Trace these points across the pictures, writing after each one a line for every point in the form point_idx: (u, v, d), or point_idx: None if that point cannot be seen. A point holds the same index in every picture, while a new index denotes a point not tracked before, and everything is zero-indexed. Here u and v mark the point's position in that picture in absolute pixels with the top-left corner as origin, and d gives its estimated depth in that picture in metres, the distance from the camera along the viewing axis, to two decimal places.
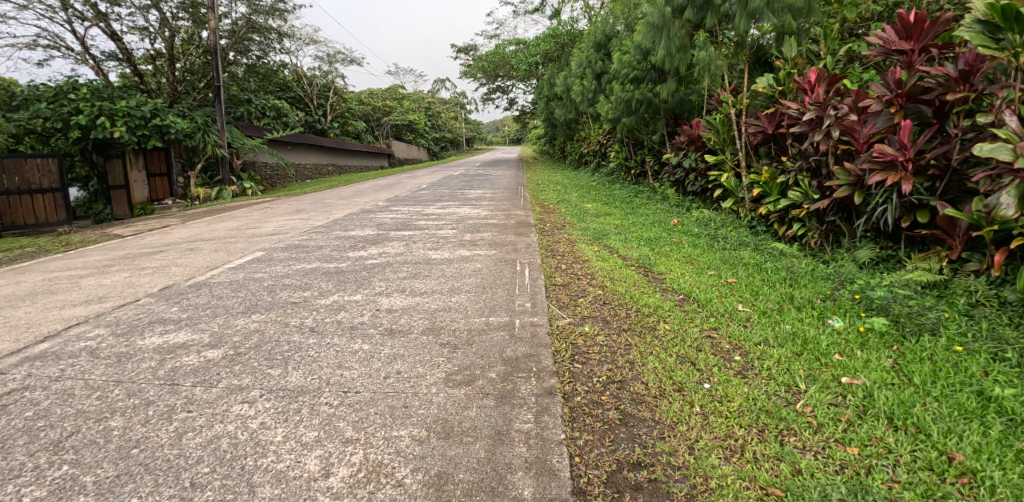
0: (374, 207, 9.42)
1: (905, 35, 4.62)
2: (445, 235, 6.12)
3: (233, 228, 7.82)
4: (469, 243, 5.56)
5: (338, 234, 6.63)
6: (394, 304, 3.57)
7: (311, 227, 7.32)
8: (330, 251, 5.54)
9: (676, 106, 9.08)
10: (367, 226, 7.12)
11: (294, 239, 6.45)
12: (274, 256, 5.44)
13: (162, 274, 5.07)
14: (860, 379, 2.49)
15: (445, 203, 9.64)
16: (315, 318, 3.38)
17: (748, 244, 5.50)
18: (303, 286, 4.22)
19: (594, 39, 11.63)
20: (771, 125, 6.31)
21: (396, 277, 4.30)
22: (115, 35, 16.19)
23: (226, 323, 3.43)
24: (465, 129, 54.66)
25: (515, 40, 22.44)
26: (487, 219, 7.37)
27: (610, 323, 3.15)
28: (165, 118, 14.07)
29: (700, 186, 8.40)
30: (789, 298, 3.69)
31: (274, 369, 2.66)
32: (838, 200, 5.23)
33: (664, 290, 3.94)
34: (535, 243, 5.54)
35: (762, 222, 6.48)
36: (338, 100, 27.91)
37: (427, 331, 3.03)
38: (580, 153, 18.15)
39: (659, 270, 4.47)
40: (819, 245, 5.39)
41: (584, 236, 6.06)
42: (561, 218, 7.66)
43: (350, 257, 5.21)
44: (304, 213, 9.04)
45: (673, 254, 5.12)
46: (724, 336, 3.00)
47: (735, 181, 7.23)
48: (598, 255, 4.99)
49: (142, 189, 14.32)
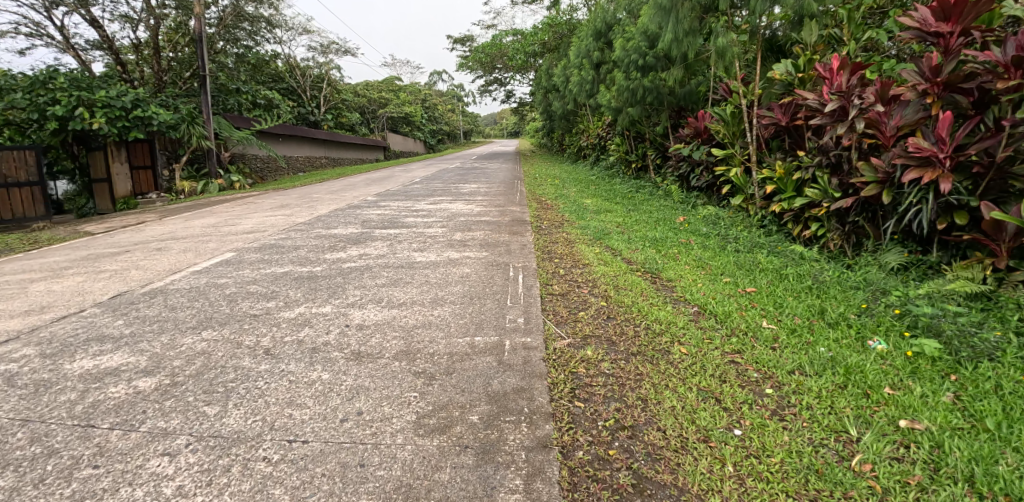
0: (362, 202, 8.92)
1: (943, 17, 4.16)
2: (433, 234, 5.64)
3: (210, 225, 7.32)
4: (459, 244, 5.08)
5: (319, 232, 6.14)
6: (366, 319, 3.10)
7: (292, 224, 6.83)
8: (307, 253, 5.06)
9: (683, 97, 8.67)
10: (352, 223, 6.64)
11: (270, 237, 5.96)
12: (245, 258, 4.96)
13: (119, 279, 4.58)
14: (921, 424, 2.07)
15: (437, 198, 9.17)
16: (272, 337, 2.90)
17: (764, 246, 5.06)
18: (269, 294, 3.74)
19: (594, 27, 11.11)
20: (785, 117, 5.85)
21: (374, 283, 3.83)
22: (98, 24, 15.57)
23: (172, 342, 2.96)
24: (462, 122, 53.95)
25: (511, 31, 21.94)
26: (480, 216, 6.89)
27: (615, 344, 2.69)
28: (147, 109, 13.52)
29: (706, 181, 7.98)
30: (817, 312, 3.26)
31: (210, 407, 2.20)
32: (863, 199, 4.80)
33: (674, 301, 3.50)
34: (530, 244, 5.07)
35: (775, 221, 6.05)
36: (332, 91, 27.31)
37: (401, 356, 2.55)
38: (579, 146, 17.70)
39: (667, 276, 4.03)
40: (840, 248, 4.99)
41: (583, 236, 5.60)
42: (558, 214, 7.21)
43: (327, 259, 4.73)
44: (287, 209, 8.56)
45: (681, 256, 4.67)
46: (749, 362, 2.58)
47: (744, 176, 6.80)
48: (598, 258, 4.55)
49: (126, 182, 13.93)
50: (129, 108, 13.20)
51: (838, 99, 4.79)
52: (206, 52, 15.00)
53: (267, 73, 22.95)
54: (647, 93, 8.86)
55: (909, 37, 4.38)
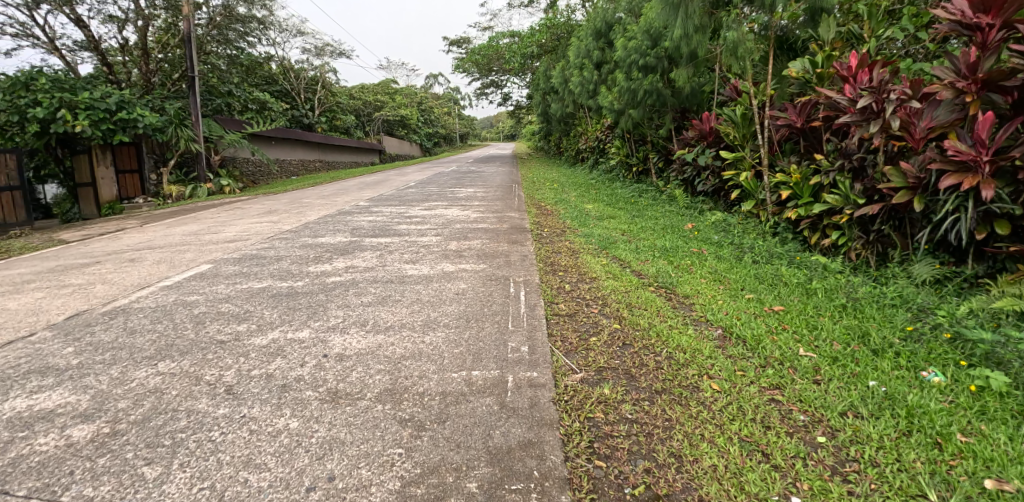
0: (354, 208, 8.52)
1: (982, 9, 3.81)
2: (427, 244, 5.25)
3: (191, 233, 6.90)
4: (455, 255, 4.68)
5: (305, 241, 5.75)
6: (347, 348, 2.70)
7: (278, 232, 6.44)
8: (289, 264, 4.66)
9: (687, 99, 8.34)
10: (340, 232, 6.24)
11: (252, 247, 5.56)
12: (222, 271, 4.55)
13: (81, 296, 4.16)
14: (1011, 485, 1.73)
15: (432, 203, 8.78)
16: (238, 371, 2.51)
17: (783, 256, 4.71)
18: (242, 315, 3.34)
19: (594, 26, 10.77)
20: (800, 118, 5.52)
21: (359, 302, 3.43)
22: (84, 24, 15.12)
23: (122, 377, 2.56)
24: (459, 125, 53.71)
25: (509, 32, 21.62)
26: (477, 223, 6.51)
27: (635, 379, 2.32)
28: (133, 111, 13.08)
29: (712, 186, 7.63)
30: (857, 336, 2.91)
31: (151, 467, 1.81)
32: (890, 206, 4.47)
33: (695, 321, 3.13)
34: (531, 255, 4.68)
35: (790, 228, 5.71)
36: (327, 94, 26.89)
37: (384, 397, 2.16)
38: (577, 149, 17.38)
39: (683, 292, 3.67)
40: (864, 258, 4.66)
41: (587, 245, 5.23)
42: (559, 221, 6.83)
43: (310, 272, 4.33)
44: (275, 215, 8.15)
45: (695, 268, 4.31)
46: (792, 401, 2.24)
47: (755, 181, 6.46)
48: (605, 270, 4.19)
49: (111, 187, 13.51)
50: (113, 110, 12.77)
51: (865, 96, 4.45)
52: (194, 52, 14.59)
53: (259, 75, 22.52)
54: (649, 94, 8.51)
55: (944, 30, 4.04)
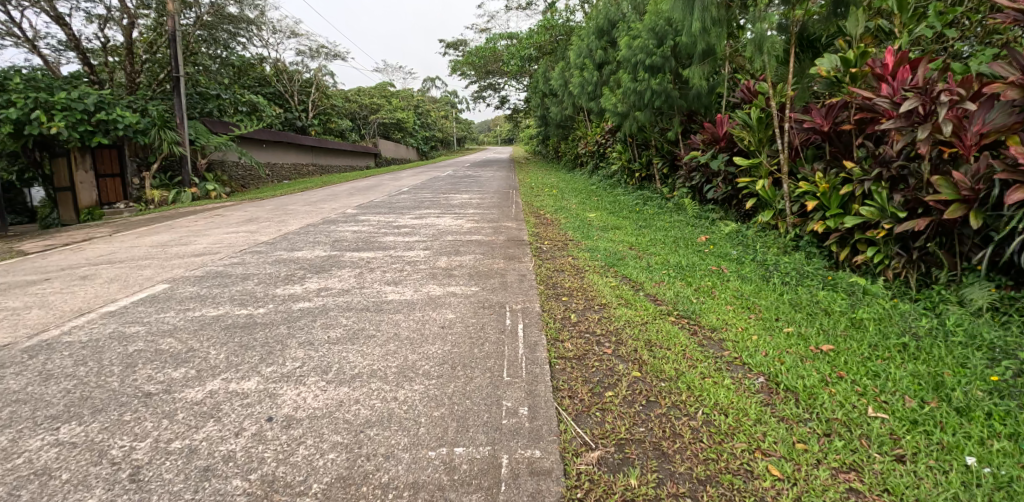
0: (339, 216, 7.95)
1: None
2: (413, 259, 4.70)
3: (159, 244, 6.33)
4: (443, 274, 4.12)
5: (279, 255, 5.19)
6: (298, 407, 2.14)
7: (252, 244, 5.87)
8: (255, 284, 4.09)
9: (695, 100, 7.84)
10: (320, 244, 5.67)
11: (219, 262, 4.99)
12: (178, 293, 3.99)
13: (10, 323, 3.59)
14: None
15: (424, 211, 8.23)
16: (157, 446, 1.95)
17: (815, 276, 4.18)
18: (182, 354, 2.78)
19: (595, 25, 10.23)
20: (826, 121, 5.01)
21: (324, 338, 2.85)
22: (65, 22, 14.55)
23: (8, 449, 2.00)
24: (455, 129, 53.25)
25: (506, 34, 21.17)
26: (470, 235, 5.96)
27: (670, 462, 1.78)
28: (112, 112, 12.48)
29: (723, 194, 7.09)
30: (931, 390, 2.38)
31: None
32: (937, 221, 3.97)
33: (729, 365, 2.60)
34: (529, 274, 4.12)
35: (816, 242, 5.19)
36: (321, 96, 26.34)
37: (335, 495, 1.61)
38: (576, 153, 16.89)
39: (710, 324, 3.12)
40: (906, 279, 4.15)
41: (593, 261, 4.66)
42: (559, 232, 6.27)
43: (276, 295, 3.77)
44: (254, 224, 7.58)
45: (719, 292, 3.76)
46: (878, 491, 1.70)
47: (773, 190, 5.93)
48: (616, 293, 3.63)
49: (90, 191, 12.94)
50: (92, 111, 12.18)
51: (908, 98, 3.91)
52: (180, 52, 14.05)
53: (251, 76, 21.97)
54: (655, 95, 8.00)
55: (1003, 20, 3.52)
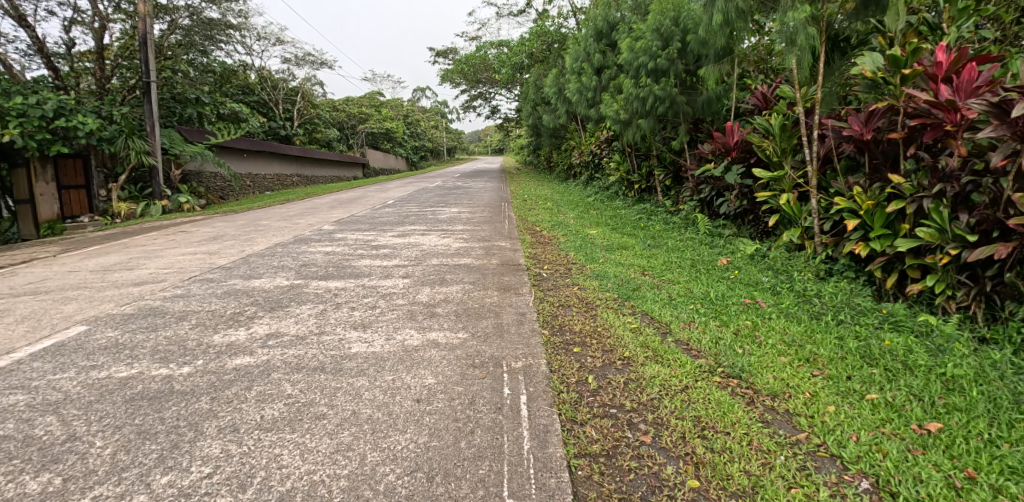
0: (314, 234, 7.17)
1: None
2: (390, 291, 3.95)
3: (102, 269, 5.52)
4: (424, 314, 3.36)
5: (234, 285, 4.41)
6: None
7: (207, 270, 5.08)
8: (190, 329, 3.32)
9: (704, 107, 7.19)
10: (283, 270, 4.89)
11: (159, 295, 4.20)
12: (91, 342, 3.20)
13: None
14: None
15: (408, 228, 7.46)
16: None
17: (871, 311, 3.50)
18: (54, 450, 2.01)
19: (593, 27, 9.56)
20: (867, 130, 4.35)
21: (255, 421, 2.09)
22: (28, 24, 13.68)
23: None
24: (445, 139, 52.55)
25: (496, 43, 20.54)
26: (459, 258, 5.21)
27: None
28: (73, 118, 11.60)
29: (737, 209, 6.40)
30: None
31: None
32: (1019, 248, 3.33)
33: (814, 458, 1.92)
34: (530, 312, 3.37)
35: (856, 266, 4.53)
36: (306, 105, 25.56)
37: None
38: (570, 163, 16.23)
39: (768, 388, 2.41)
40: (979, 316, 3.51)
41: (603, 292, 3.93)
42: (559, 253, 5.54)
43: (211, 346, 3.00)
44: (217, 243, 6.78)
45: (763, 336, 3.04)
46: None
47: (799, 205, 5.25)
48: (639, 339, 2.89)
49: (51, 204, 11.93)
50: (51, 118, 11.28)
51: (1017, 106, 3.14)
52: (151, 56, 13.21)
53: (234, 84, 21.17)
54: (660, 100, 7.34)
55: None
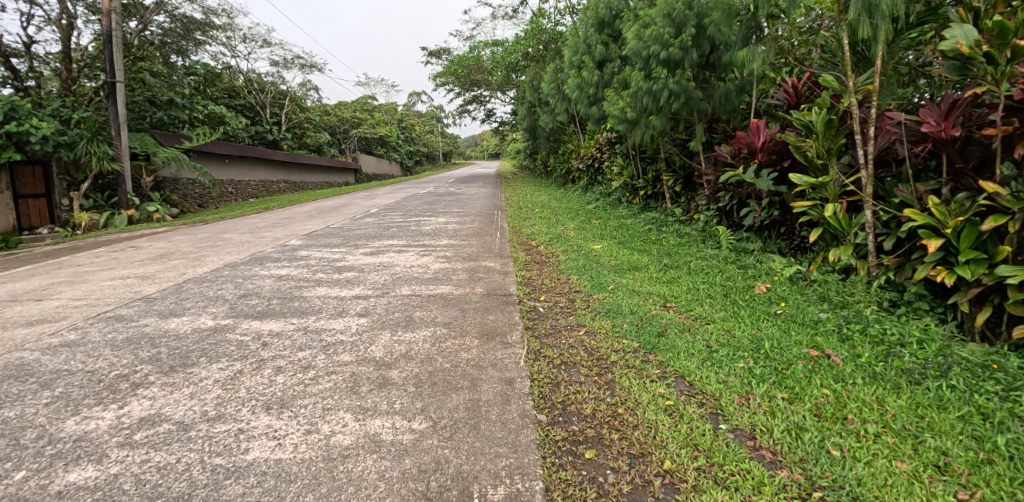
0: (276, 252, 6.18)
1: None
2: (334, 340, 2.97)
3: (5, 300, 4.54)
4: (372, 382, 2.39)
5: (143, 327, 3.43)
6: None
7: (124, 303, 4.10)
8: (41, 409, 2.35)
9: (721, 101, 6.28)
10: (215, 303, 3.91)
11: (40, 344, 3.23)
12: None
13: None
14: None
15: (385, 243, 6.48)
16: None
17: (988, 367, 2.57)
18: None
19: (595, 15, 8.59)
20: (948, 126, 3.43)
21: None
22: None
23: None
24: (440, 144, 51.61)
25: (490, 43, 19.60)
26: (437, 285, 4.23)
27: None
28: (26, 122, 10.56)
29: (765, 220, 5.45)
30: None
31: None
32: None
33: None
34: (521, 378, 2.40)
35: (931, 296, 3.59)
36: (294, 109, 24.59)
37: None
38: (569, 168, 15.30)
39: None
40: None
41: (617, 339, 2.96)
42: (558, 277, 4.57)
43: (49, 444, 2.04)
44: (160, 264, 5.80)
45: (856, 419, 2.10)
46: None
47: (846, 216, 4.30)
48: (680, 432, 1.95)
49: (6, 215, 10.98)
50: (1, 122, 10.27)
51: None
52: (116, 54, 12.19)
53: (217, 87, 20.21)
54: (674, 96, 6.42)
55: None
